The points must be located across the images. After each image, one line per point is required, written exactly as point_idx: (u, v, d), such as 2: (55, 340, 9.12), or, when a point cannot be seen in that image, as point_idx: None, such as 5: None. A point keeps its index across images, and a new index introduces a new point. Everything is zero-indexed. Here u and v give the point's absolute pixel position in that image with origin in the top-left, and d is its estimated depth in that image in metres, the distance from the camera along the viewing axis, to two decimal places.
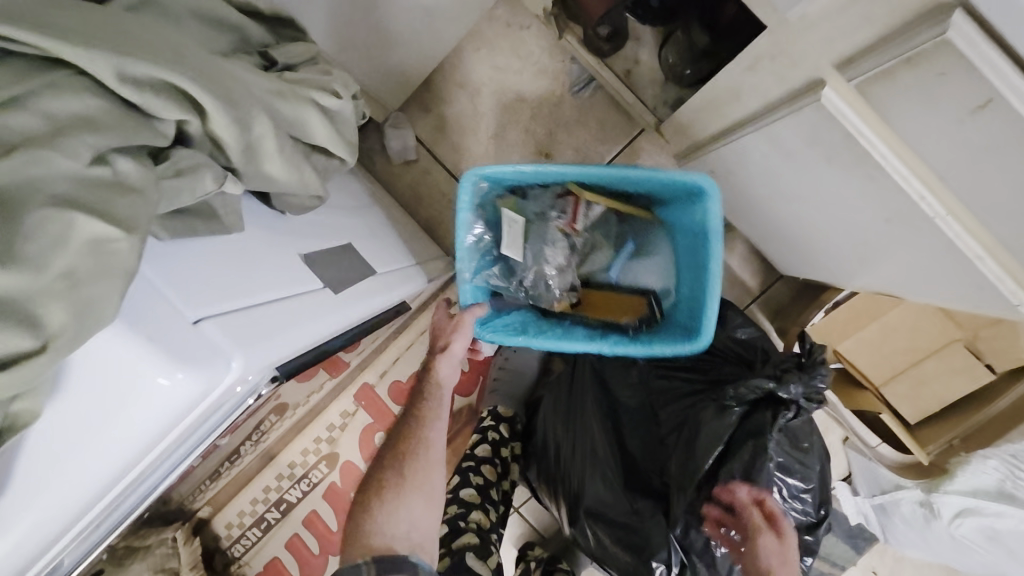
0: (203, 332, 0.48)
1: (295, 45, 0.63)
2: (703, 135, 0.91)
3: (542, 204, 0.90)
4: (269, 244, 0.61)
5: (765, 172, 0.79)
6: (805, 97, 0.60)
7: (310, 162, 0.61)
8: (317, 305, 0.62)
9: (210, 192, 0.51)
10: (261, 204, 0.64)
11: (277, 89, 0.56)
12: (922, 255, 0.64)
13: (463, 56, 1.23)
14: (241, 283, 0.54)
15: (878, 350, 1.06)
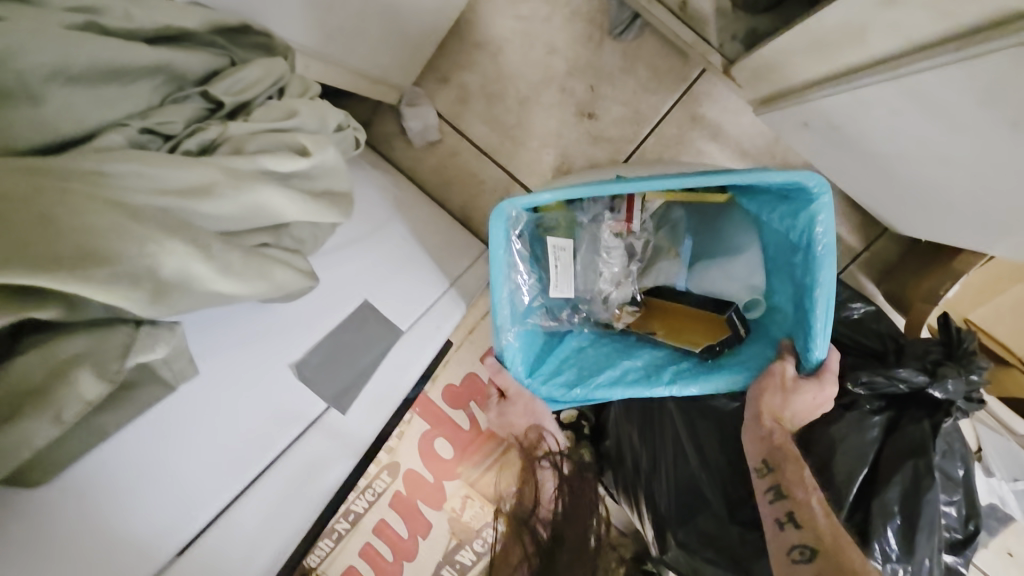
0: (175, 480, 0.48)
1: (247, 72, 0.50)
2: (796, 79, 0.71)
3: (597, 209, 0.76)
4: (218, 403, 0.51)
5: (896, 127, 0.60)
6: (994, 35, 0.41)
7: (273, 252, 0.50)
8: (301, 453, 0.59)
9: (91, 398, 0.40)
10: (215, 314, 0.52)
11: (193, 183, 0.43)
12: None
13: (479, 9, 1.04)
14: (237, 414, 0.52)
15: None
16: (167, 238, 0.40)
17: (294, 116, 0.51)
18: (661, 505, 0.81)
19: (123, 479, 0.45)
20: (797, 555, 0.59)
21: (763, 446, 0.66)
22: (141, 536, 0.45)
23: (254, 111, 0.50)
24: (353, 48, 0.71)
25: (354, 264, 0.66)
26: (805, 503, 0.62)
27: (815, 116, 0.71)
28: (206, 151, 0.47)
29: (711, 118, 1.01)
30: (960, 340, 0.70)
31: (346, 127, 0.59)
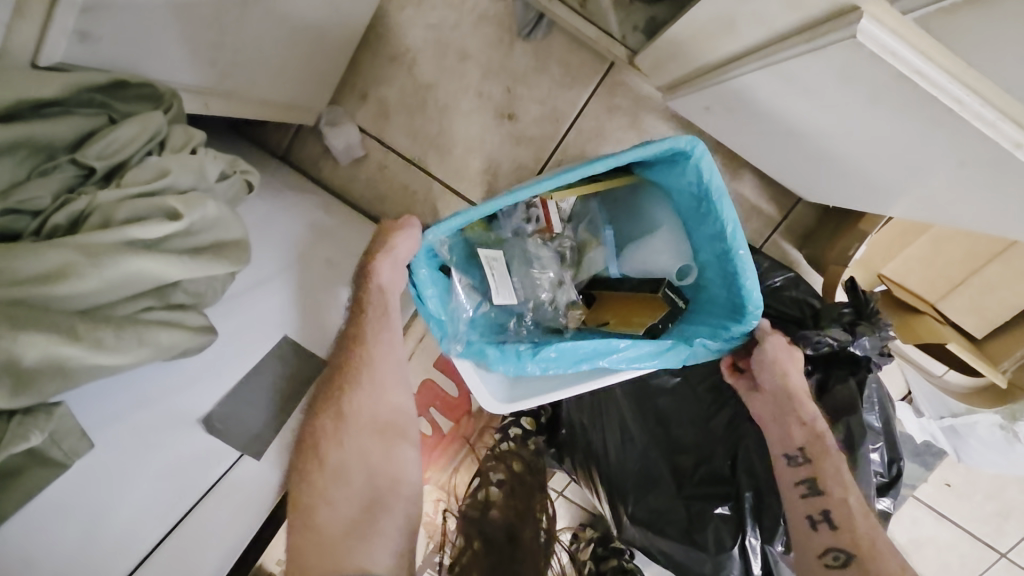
0: (100, 521, 0.50)
1: (114, 134, 0.49)
2: (691, 68, 0.74)
3: (514, 223, 0.78)
4: (113, 474, 0.51)
5: (778, 108, 0.63)
6: (831, 29, 0.45)
7: (157, 315, 0.50)
8: (209, 514, 0.56)
9: None
10: (95, 386, 0.51)
11: (45, 270, 0.43)
12: (1009, 201, 0.49)
13: (389, 21, 1.03)
14: (154, 457, 0.53)
15: (931, 263, 0.91)
16: (23, 331, 0.41)
17: (166, 175, 0.50)
18: (614, 479, 0.85)
19: (49, 529, 0.47)
20: (829, 559, 0.66)
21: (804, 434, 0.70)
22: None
23: (127, 173, 0.49)
24: (256, 80, 0.71)
25: (260, 306, 0.65)
26: (843, 501, 0.67)
27: (712, 101, 0.74)
28: (76, 223, 0.47)
29: (626, 108, 1.04)
30: (865, 300, 0.74)
31: (233, 173, 0.58)
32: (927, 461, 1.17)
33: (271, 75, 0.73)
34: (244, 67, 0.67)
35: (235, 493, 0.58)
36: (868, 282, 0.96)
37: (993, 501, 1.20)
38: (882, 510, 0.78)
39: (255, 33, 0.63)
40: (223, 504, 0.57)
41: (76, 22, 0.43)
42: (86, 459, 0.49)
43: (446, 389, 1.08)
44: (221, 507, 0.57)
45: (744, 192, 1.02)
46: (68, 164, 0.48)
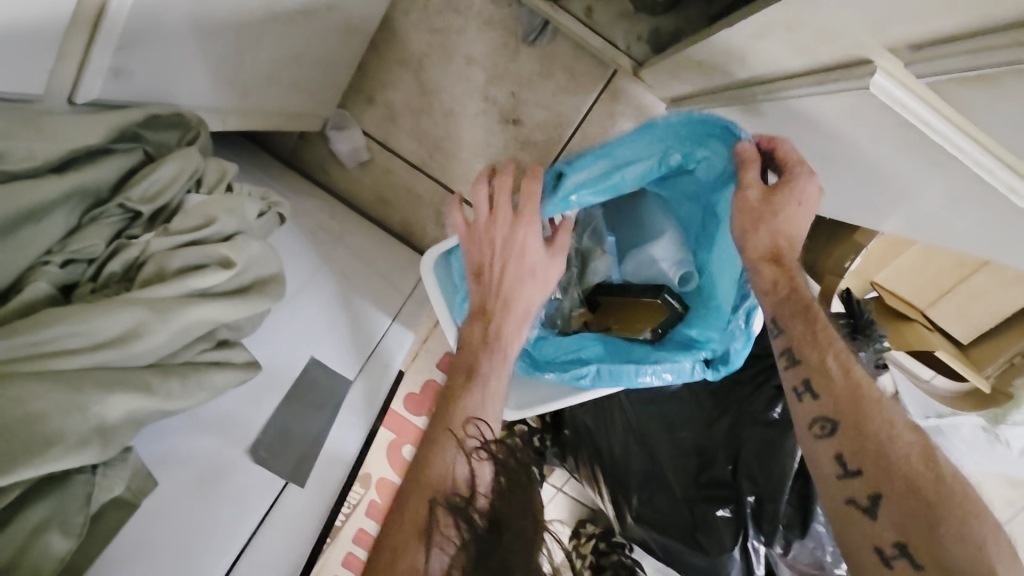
0: (181, 557, 0.51)
1: (162, 180, 0.51)
2: (696, 88, 0.75)
3: None
4: (177, 515, 0.52)
5: (782, 132, 0.65)
6: (840, 77, 0.47)
7: (204, 355, 0.52)
8: (265, 543, 0.57)
9: (63, 553, 0.43)
10: (156, 429, 0.53)
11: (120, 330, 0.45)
12: (999, 236, 0.52)
13: (395, 25, 1.03)
14: (216, 491, 0.55)
15: (921, 272, 0.95)
16: (109, 392, 0.44)
17: (212, 220, 0.52)
18: (619, 480, 0.89)
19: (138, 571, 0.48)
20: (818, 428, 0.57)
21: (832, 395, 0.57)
22: None
23: (175, 221, 0.51)
24: (272, 96, 0.71)
25: (292, 325, 0.67)
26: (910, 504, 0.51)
27: (717, 119, 0.76)
28: (130, 270, 0.49)
29: (630, 115, 1.05)
30: (862, 312, 0.76)
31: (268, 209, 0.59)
32: None
33: (284, 89, 0.73)
34: (262, 84, 0.67)
35: (290, 514, 0.60)
36: (861, 289, 1.00)
37: None
38: None
39: (272, 53, 0.64)
40: (281, 526, 0.59)
41: (110, 60, 0.44)
42: (152, 500, 0.51)
43: None
44: (279, 529, 0.59)
45: None
46: (116, 209, 0.50)
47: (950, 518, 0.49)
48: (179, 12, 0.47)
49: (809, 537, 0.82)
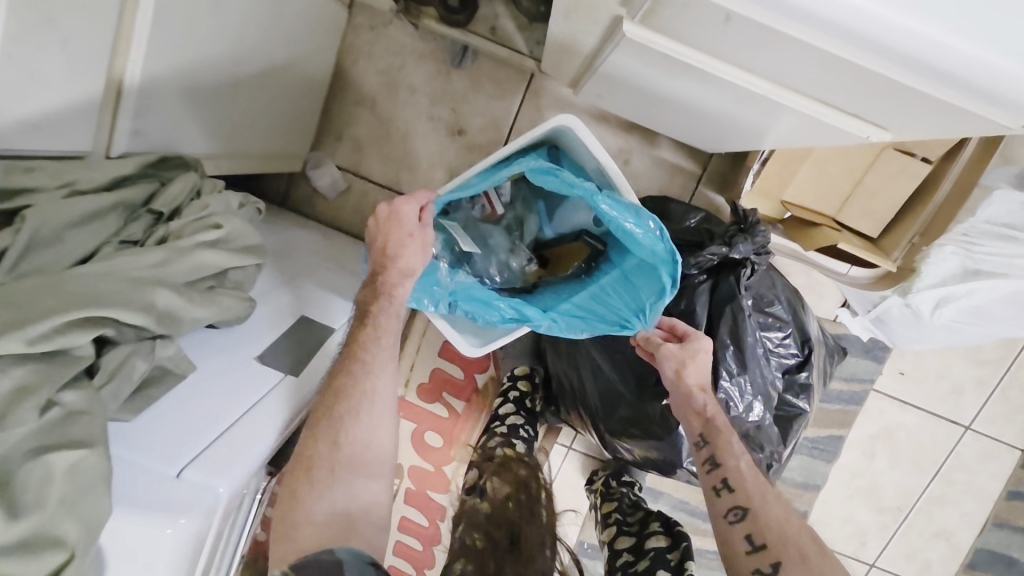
0: (198, 404, 0.60)
1: (172, 186, 0.66)
2: (576, 71, 0.93)
3: (465, 211, 0.95)
4: (199, 384, 0.62)
5: (635, 89, 0.81)
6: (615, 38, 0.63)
7: (223, 287, 0.65)
8: (280, 412, 0.65)
9: (142, 375, 0.55)
10: (189, 345, 0.65)
11: (156, 258, 0.59)
12: (792, 119, 0.67)
13: (346, 74, 1.25)
14: (224, 372, 0.64)
15: (822, 183, 1.07)
16: (158, 286, 0.57)
17: (208, 205, 0.66)
18: (590, 402, 1.06)
19: (162, 418, 0.57)
20: (731, 516, 0.75)
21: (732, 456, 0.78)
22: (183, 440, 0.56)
23: (185, 211, 0.66)
24: (252, 141, 0.92)
25: (280, 299, 0.79)
26: (737, 470, 0.76)
27: (599, 90, 0.93)
28: (160, 241, 0.62)
29: (553, 106, 1.23)
30: (747, 217, 0.87)
31: (247, 203, 0.75)
32: (878, 355, 1.35)
33: (258, 135, 0.93)
34: (242, 133, 0.88)
35: (293, 393, 0.69)
36: (777, 209, 1.13)
37: (946, 380, 1.37)
38: (802, 382, 0.93)
39: (241, 107, 0.84)
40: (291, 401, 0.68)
41: (130, 124, 0.64)
42: (188, 381, 0.61)
43: (452, 374, 1.32)
44: (291, 404, 0.68)
45: (665, 155, 1.22)
46: (144, 214, 0.64)
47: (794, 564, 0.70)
48: (171, 84, 0.67)
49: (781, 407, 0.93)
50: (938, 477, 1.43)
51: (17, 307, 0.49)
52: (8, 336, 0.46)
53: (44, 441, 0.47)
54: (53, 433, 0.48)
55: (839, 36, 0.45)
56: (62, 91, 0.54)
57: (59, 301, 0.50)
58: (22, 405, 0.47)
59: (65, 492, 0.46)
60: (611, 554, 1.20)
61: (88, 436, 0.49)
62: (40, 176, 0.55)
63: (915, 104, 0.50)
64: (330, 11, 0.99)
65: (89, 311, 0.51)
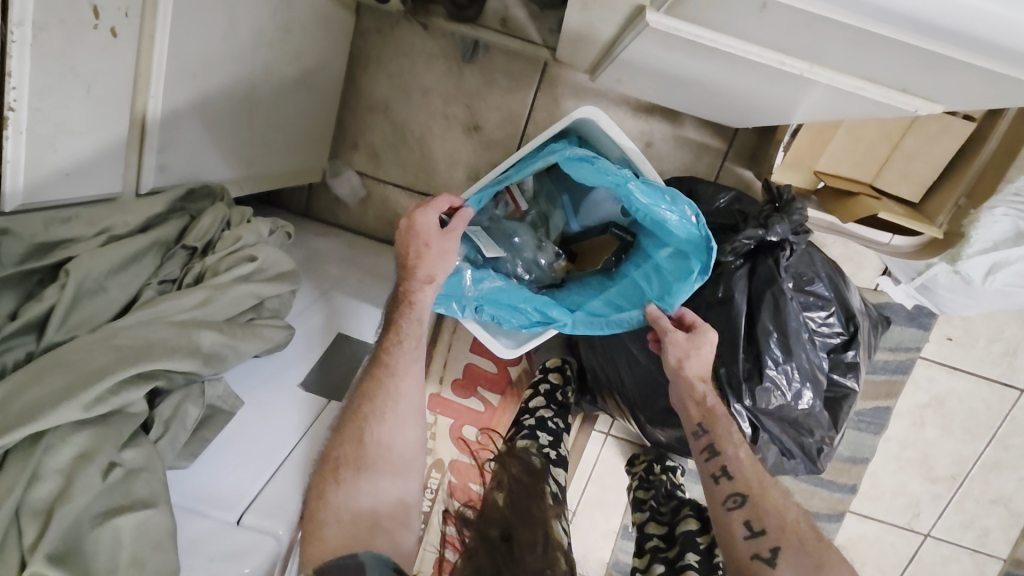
0: (249, 440, 0.61)
1: (202, 221, 0.66)
2: (593, 57, 0.90)
3: (487, 210, 0.92)
4: (249, 418, 0.62)
5: (658, 73, 0.78)
6: (637, 27, 0.60)
7: (263, 317, 0.66)
8: (321, 440, 0.67)
9: (196, 417, 0.57)
10: (236, 378, 0.66)
11: (198, 300, 0.59)
12: (830, 96, 0.63)
13: (357, 80, 1.23)
14: (272, 402, 0.65)
15: (856, 151, 1.03)
16: (203, 329, 0.57)
17: (241, 239, 0.67)
18: (628, 391, 1.05)
19: (214, 458, 0.58)
20: (730, 503, 0.76)
21: (732, 446, 0.78)
22: (240, 476, 0.57)
23: (219, 245, 0.66)
24: (272, 160, 0.91)
25: (314, 316, 0.79)
26: (736, 460, 0.77)
27: (618, 76, 0.90)
28: (198, 280, 0.63)
29: (569, 93, 1.19)
30: (781, 194, 0.84)
31: (277, 228, 0.75)
32: (924, 322, 1.30)
33: (278, 153, 0.93)
34: (260, 155, 0.87)
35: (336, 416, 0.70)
36: (810, 180, 1.08)
37: (998, 343, 1.32)
38: (849, 361, 0.91)
39: (259, 128, 0.83)
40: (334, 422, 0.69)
41: (155, 161, 0.63)
42: (238, 417, 0.62)
43: (485, 369, 1.32)
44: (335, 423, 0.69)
45: (688, 133, 1.18)
46: (178, 250, 0.64)
47: (794, 552, 0.72)
48: (190, 117, 0.67)
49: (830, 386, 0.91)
50: (993, 442, 1.39)
51: (71, 368, 0.49)
52: (65, 405, 0.47)
53: (110, 504, 0.49)
54: (118, 492, 0.49)
55: (881, 18, 0.42)
56: (85, 139, 0.54)
57: (109, 361, 0.51)
58: (85, 470, 0.48)
59: (133, 552, 0.47)
60: (640, 537, 1.15)
61: (151, 495, 0.50)
62: (77, 225, 0.56)
63: (966, 78, 0.47)
64: (337, 19, 0.97)
65: (139, 368, 0.52)
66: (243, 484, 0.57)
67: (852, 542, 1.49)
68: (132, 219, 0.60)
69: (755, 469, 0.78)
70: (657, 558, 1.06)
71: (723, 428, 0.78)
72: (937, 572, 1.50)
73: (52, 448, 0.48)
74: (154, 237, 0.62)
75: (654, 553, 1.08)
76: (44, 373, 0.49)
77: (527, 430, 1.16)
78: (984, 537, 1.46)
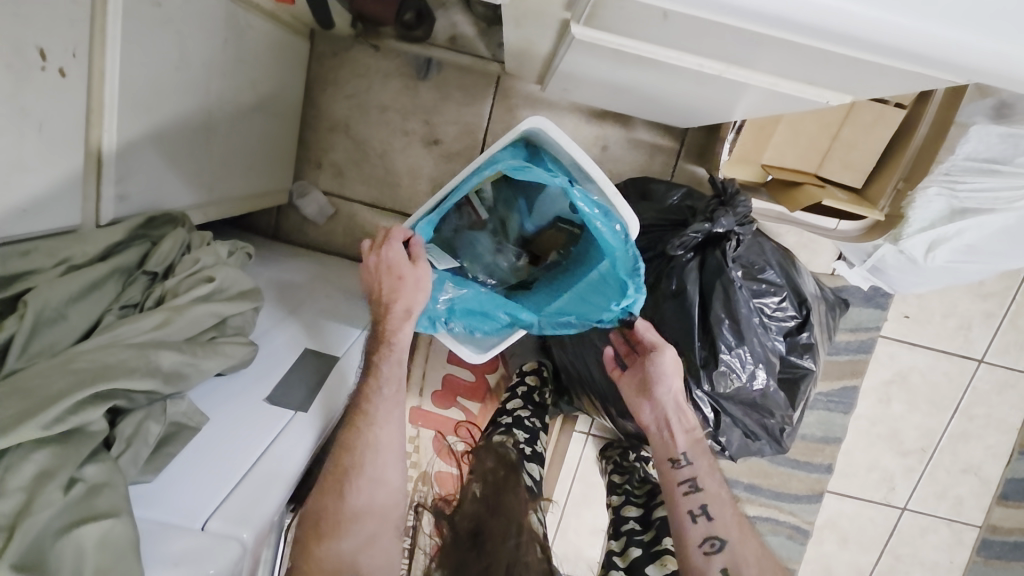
0: (210, 454, 0.61)
1: (161, 246, 0.68)
2: (538, 70, 0.94)
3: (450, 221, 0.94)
4: (211, 434, 0.63)
5: (596, 81, 0.81)
6: (567, 41, 0.64)
7: (224, 336, 0.68)
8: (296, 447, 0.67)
9: (159, 433, 0.59)
10: (202, 390, 0.68)
11: (157, 322, 0.61)
12: (752, 93, 0.68)
13: (317, 102, 1.25)
14: (236, 418, 0.66)
15: (798, 143, 1.08)
16: (161, 348, 0.59)
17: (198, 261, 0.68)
18: (600, 386, 1.09)
19: (176, 472, 0.59)
20: (710, 544, 0.80)
21: (712, 485, 0.83)
22: (198, 489, 0.58)
23: (179, 266, 0.68)
24: (234, 184, 0.93)
25: (283, 336, 0.81)
26: (715, 495, 0.82)
27: (562, 86, 0.93)
28: (159, 301, 0.65)
29: (524, 103, 1.23)
30: (725, 188, 0.87)
31: (237, 250, 0.77)
32: (881, 302, 1.35)
33: (238, 177, 0.95)
34: (221, 181, 0.89)
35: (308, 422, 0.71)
36: (756, 173, 1.12)
37: (952, 317, 1.37)
38: (804, 343, 0.94)
39: (218, 155, 0.86)
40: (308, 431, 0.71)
41: (114, 190, 0.65)
42: (204, 433, 0.63)
43: (462, 380, 1.35)
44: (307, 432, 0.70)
45: (640, 136, 1.23)
46: (140, 275, 0.66)
47: None
48: (146, 147, 0.69)
49: (790, 368, 0.95)
50: (957, 413, 1.44)
51: (27, 395, 0.50)
52: (23, 425, 0.48)
53: (70, 519, 0.49)
54: (80, 508, 0.50)
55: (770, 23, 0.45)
56: (44, 171, 0.56)
57: (66, 383, 0.52)
58: (44, 489, 0.49)
59: (99, 562, 0.47)
60: (616, 520, 1.16)
61: (112, 506, 0.50)
62: (36, 257, 0.57)
63: (862, 72, 0.51)
64: (289, 43, 1.00)
65: (96, 388, 0.53)
66: (204, 495, 0.57)
67: (833, 520, 1.53)
68: (92, 248, 0.62)
69: (738, 516, 0.82)
70: (632, 542, 1.07)
71: (700, 458, 0.84)
72: (917, 544, 1.54)
73: (12, 467, 0.49)
74: (113, 264, 0.63)
75: (629, 536, 1.09)
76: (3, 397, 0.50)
77: (503, 427, 1.18)
78: (959, 506, 1.51)
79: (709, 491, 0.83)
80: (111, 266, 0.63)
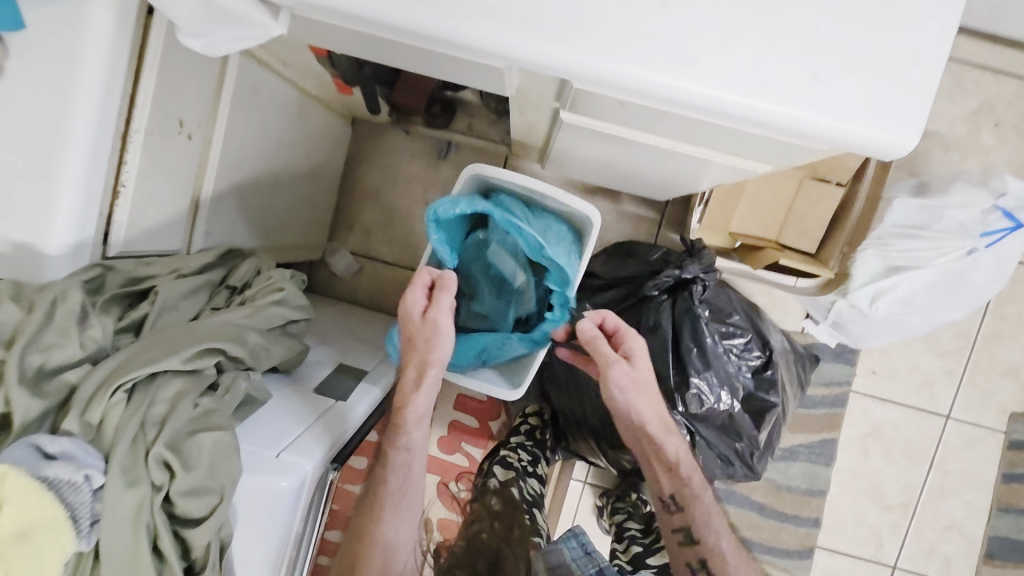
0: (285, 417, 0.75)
1: (240, 267, 0.85)
2: (538, 151, 1.16)
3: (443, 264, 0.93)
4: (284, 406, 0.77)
5: (583, 158, 1.02)
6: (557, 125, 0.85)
7: (290, 335, 0.84)
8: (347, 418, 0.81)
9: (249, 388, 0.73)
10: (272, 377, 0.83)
11: (246, 312, 0.78)
12: (701, 165, 0.88)
13: (353, 177, 1.48)
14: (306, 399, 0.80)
15: (758, 214, 1.28)
16: (250, 330, 0.75)
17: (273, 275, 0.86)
18: (592, 422, 1.22)
19: (265, 418, 0.73)
20: None
21: (712, 539, 0.91)
22: (277, 433, 0.71)
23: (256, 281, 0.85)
24: (285, 236, 1.12)
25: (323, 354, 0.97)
26: (715, 549, 0.91)
27: (557, 163, 1.15)
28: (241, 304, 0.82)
29: None
30: (694, 244, 1.04)
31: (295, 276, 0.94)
32: (849, 358, 1.49)
33: (290, 229, 1.14)
34: (277, 231, 1.08)
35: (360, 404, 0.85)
36: (726, 239, 1.31)
37: (916, 373, 1.50)
38: (769, 379, 1.08)
39: (277, 210, 1.05)
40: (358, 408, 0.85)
41: (204, 229, 0.84)
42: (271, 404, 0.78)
43: (467, 425, 1.46)
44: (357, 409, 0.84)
45: (627, 208, 1.44)
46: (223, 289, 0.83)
47: None
48: (229, 197, 0.88)
49: (759, 402, 1.07)
50: (934, 468, 1.52)
51: (167, 341, 0.67)
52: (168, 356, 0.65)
53: (195, 426, 0.64)
54: (200, 421, 0.65)
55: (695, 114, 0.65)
56: (161, 208, 0.74)
57: (190, 338, 0.68)
58: (179, 403, 0.64)
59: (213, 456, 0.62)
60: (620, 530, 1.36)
61: (224, 421, 0.65)
62: (156, 267, 0.74)
63: (767, 149, 0.70)
64: (338, 126, 1.24)
65: (210, 344, 0.69)
66: (280, 437, 0.70)
67: None
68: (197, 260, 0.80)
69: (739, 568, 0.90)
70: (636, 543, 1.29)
71: (696, 506, 0.92)
72: None
73: (157, 386, 0.65)
74: (209, 277, 0.81)
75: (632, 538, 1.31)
76: (149, 344, 0.67)
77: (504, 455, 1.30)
78: (948, 565, 1.54)
79: (709, 547, 0.91)
80: (208, 276, 0.81)
